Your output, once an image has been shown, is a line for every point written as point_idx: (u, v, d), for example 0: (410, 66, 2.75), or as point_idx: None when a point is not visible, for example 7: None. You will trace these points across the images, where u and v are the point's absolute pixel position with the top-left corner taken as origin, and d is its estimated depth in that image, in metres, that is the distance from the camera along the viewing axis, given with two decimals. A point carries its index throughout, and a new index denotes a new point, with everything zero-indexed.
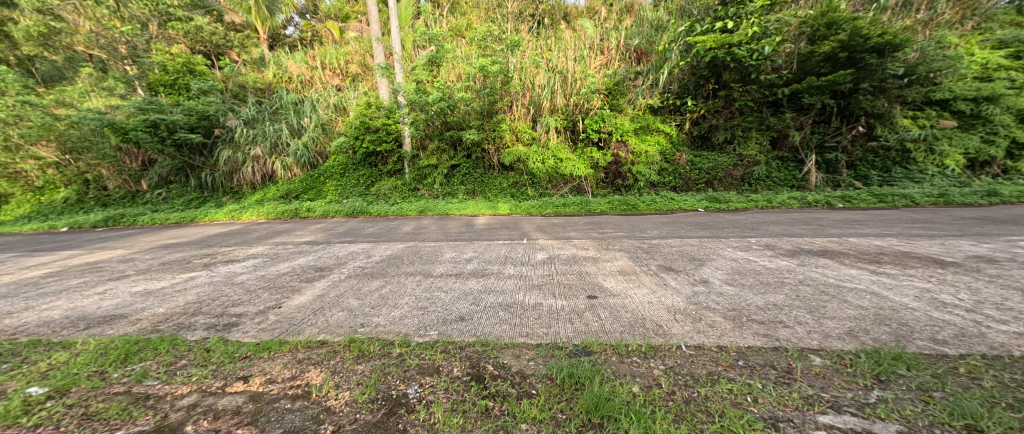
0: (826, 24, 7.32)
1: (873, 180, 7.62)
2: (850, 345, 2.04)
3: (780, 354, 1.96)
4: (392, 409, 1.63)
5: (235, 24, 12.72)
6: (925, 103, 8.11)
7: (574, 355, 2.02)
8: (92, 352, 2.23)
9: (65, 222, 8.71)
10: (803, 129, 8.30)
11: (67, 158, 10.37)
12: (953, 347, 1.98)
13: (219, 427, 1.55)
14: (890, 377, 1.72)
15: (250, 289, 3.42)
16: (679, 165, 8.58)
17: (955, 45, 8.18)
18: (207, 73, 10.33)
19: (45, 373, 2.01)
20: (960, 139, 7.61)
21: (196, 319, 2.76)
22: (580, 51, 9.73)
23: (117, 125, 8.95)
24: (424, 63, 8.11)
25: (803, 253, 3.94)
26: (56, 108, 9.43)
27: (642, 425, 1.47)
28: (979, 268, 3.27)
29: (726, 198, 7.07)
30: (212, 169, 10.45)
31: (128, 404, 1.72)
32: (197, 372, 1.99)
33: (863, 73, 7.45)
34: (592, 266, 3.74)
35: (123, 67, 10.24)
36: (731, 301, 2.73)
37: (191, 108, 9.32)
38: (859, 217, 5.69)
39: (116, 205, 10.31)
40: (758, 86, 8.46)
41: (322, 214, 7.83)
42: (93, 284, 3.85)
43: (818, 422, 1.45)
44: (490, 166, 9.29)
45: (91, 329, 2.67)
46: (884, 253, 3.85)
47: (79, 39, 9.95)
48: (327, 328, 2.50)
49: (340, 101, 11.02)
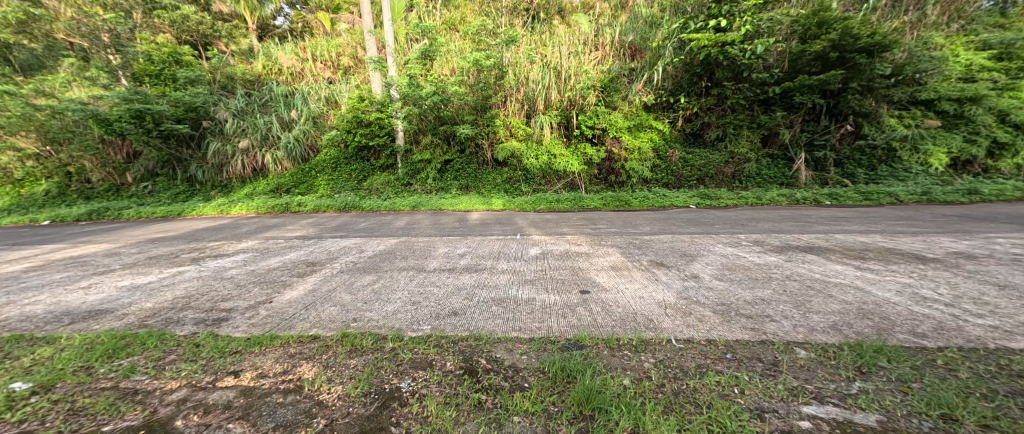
0: (817, 24, 7.43)
1: (860, 178, 7.75)
2: (835, 338, 2.10)
3: (767, 347, 2.01)
4: (386, 402, 1.64)
5: (224, 14, 12.31)
6: (911, 103, 8.26)
7: (566, 348, 2.05)
8: (78, 347, 2.19)
9: (47, 215, 8.48)
10: (793, 127, 8.51)
11: (48, 149, 10.11)
12: (932, 340, 2.05)
13: (210, 421, 1.54)
14: (871, 370, 1.78)
15: (240, 283, 3.40)
16: (672, 162, 8.69)
17: (941, 46, 8.30)
18: (194, 63, 10.02)
19: (29, 368, 1.97)
20: (944, 139, 7.77)
21: (185, 313, 2.73)
22: (574, 47, 9.60)
23: (101, 116, 8.72)
24: (418, 56, 8.12)
25: (791, 249, 4.02)
26: (36, 97, 9.28)
27: (633, 417, 1.50)
28: (959, 264, 3.37)
29: (718, 195, 7.15)
30: (200, 163, 10.26)
31: (117, 399, 1.70)
32: (187, 367, 1.96)
33: (853, 73, 7.60)
34: (584, 261, 3.76)
35: (106, 56, 10.24)
36: (720, 296, 2.79)
37: (178, 99, 9.07)
38: (845, 214, 5.81)
39: (100, 198, 10.05)
40: (750, 84, 8.60)
41: (314, 209, 7.75)
42: (77, 279, 3.77)
43: (801, 413, 1.49)
44: (484, 161, 9.33)
45: (76, 324, 2.62)
46: (869, 249, 3.95)
47: (60, 27, 9.84)
48: (319, 322, 2.50)
49: (332, 94, 10.72)
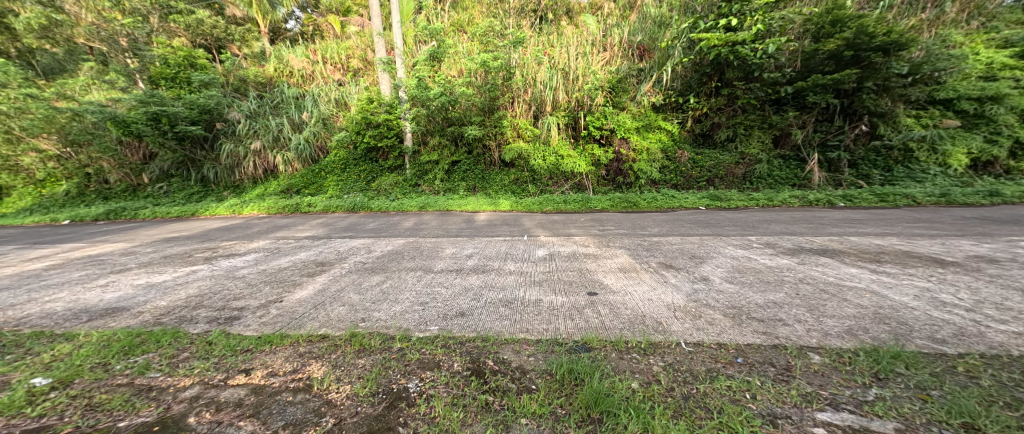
0: (831, 22, 7.30)
1: (875, 179, 7.58)
2: (850, 343, 2.05)
3: (779, 352, 1.97)
4: (393, 402, 1.64)
5: (237, 18, 12.50)
6: (929, 102, 8.06)
7: (573, 351, 2.03)
8: (95, 344, 2.24)
9: (66, 214, 8.73)
10: (805, 128, 8.35)
11: (68, 151, 10.40)
12: (952, 346, 1.99)
13: (222, 419, 1.56)
14: (888, 375, 1.73)
15: (251, 283, 3.44)
16: (681, 163, 8.61)
17: (960, 44, 8.08)
18: (209, 66, 10.22)
19: (48, 364, 2.03)
20: (964, 139, 7.54)
21: (198, 312, 2.78)
22: (582, 47, 9.55)
23: (118, 118, 8.94)
24: (426, 58, 8.18)
25: (804, 252, 3.94)
26: (57, 100, 9.54)
27: (642, 421, 1.49)
28: (980, 268, 3.26)
29: (728, 196, 7.04)
30: (213, 163, 10.46)
31: (132, 396, 1.74)
32: (199, 365, 2.00)
33: (867, 72, 7.45)
34: (591, 262, 3.74)
35: (124, 60, 10.55)
36: (731, 299, 2.74)
37: (192, 102, 9.25)
38: (859, 215, 5.69)
39: (117, 199, 10.33)
40: (761, 84, 8.49)
41: (323, 210, 7.84)
42: (95, 277, 3.87)
43: (816, 419, 1.46)
44: (491, 163, 9.35)
45: (94, 321, 2.69)
46: (885, 252, 3.85)
47: (80, 31, 10.23)
48: (328, 322, 2.52)
49: (341, 96, 10.86)
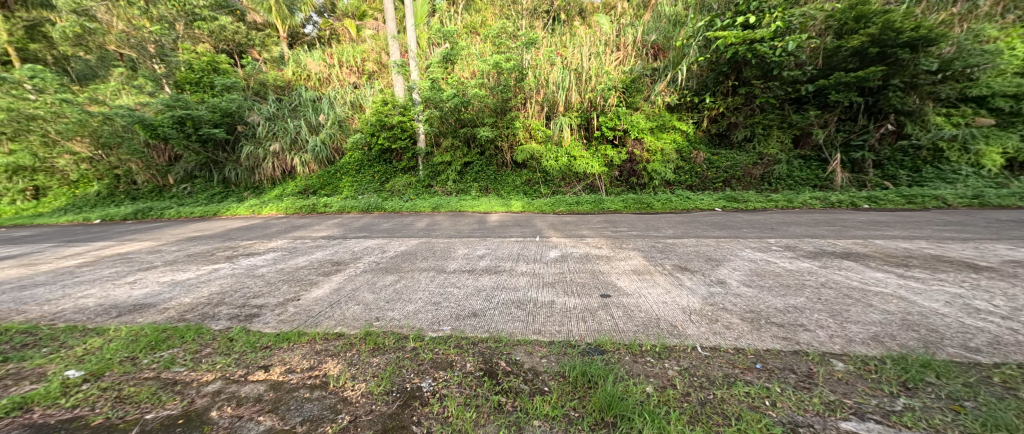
0: (855, 18, 7.07)
1: (901, 180, 7.30)
2: (876, 350, 1.97)
3: (800, 358, 1.91)
4: (407, 401, 1.66)
5: (257, 23, 12.88)
6: (960, 100, 7.71)
7: (586, 353, 2.01)
8: (124, 339, 2.34)
9: (97, 214, 9.13)
10: (827, 127, 8.10)
11: (100, 153, 10.90)
12: (987, 355, 1.90)
13: (242, 413, 1.60)
14: (917, 385, 1.66)
15: (269, 281, 3.53)
16: (696, 163, 8.47)
17: (995, 38, 7.70)
18: (231, 71, 10.54)
19: (81, 357, 2.12)
20: (998, 138, 7.19)
21: (220, 309, 2.87)
22: (596, 47, 9.49)
23: (146, 122, 9.30)
24: (440, 60, 8.27)
25: (826, 255, 3.81)
26: (90, 105, 9.99)
27: (657, 426, 1.47)
28: (1017, 274, 3.10)
29: (745, 198, 6.88)
30: (234, 165, 10.79)
31: (158, 389, 1.80)
32: (221, 360, 2.06)
33: (894, 69, 7.18)
34: (605, 264, 3.70)
35: (152, 65, 10.99)
36: (749, 303, 2.68)
37: (215, 106, 9.57)
38: (885, 218, 5.48)
39: (145, 199, 10.76)
40: (781, 83, 8.30)
41: (339, 210, 8.00)
42: (123, 274, 4.03)
43: (839, 429, 1.41)
44: (503, 164, 9.38)
45: (122, 317, 2.80)
46: (913, 256, 3.70)
47: (111, 39, 10.62)
48: (344, 320, 2.56)
49: (356, 99, 11.07)
